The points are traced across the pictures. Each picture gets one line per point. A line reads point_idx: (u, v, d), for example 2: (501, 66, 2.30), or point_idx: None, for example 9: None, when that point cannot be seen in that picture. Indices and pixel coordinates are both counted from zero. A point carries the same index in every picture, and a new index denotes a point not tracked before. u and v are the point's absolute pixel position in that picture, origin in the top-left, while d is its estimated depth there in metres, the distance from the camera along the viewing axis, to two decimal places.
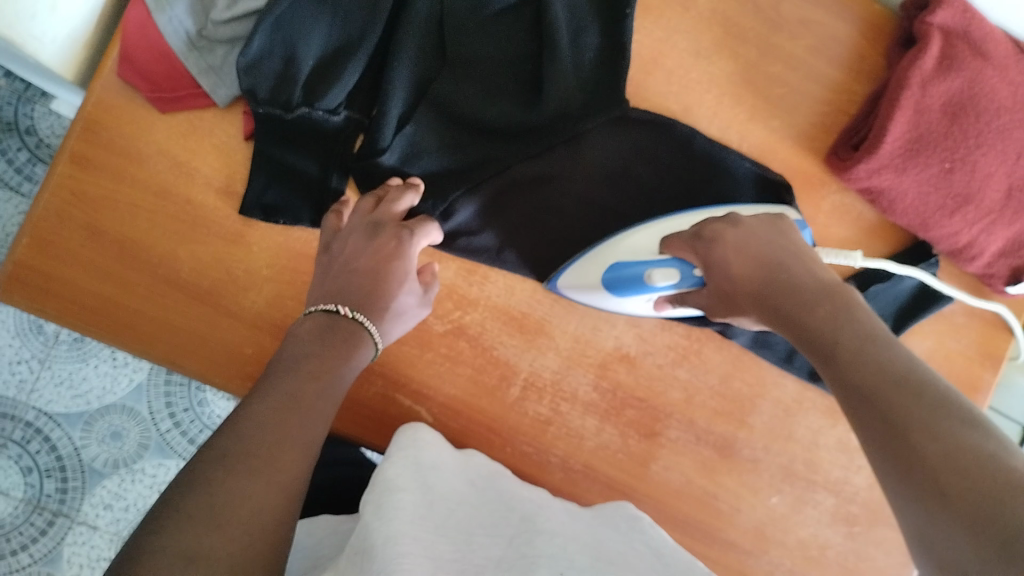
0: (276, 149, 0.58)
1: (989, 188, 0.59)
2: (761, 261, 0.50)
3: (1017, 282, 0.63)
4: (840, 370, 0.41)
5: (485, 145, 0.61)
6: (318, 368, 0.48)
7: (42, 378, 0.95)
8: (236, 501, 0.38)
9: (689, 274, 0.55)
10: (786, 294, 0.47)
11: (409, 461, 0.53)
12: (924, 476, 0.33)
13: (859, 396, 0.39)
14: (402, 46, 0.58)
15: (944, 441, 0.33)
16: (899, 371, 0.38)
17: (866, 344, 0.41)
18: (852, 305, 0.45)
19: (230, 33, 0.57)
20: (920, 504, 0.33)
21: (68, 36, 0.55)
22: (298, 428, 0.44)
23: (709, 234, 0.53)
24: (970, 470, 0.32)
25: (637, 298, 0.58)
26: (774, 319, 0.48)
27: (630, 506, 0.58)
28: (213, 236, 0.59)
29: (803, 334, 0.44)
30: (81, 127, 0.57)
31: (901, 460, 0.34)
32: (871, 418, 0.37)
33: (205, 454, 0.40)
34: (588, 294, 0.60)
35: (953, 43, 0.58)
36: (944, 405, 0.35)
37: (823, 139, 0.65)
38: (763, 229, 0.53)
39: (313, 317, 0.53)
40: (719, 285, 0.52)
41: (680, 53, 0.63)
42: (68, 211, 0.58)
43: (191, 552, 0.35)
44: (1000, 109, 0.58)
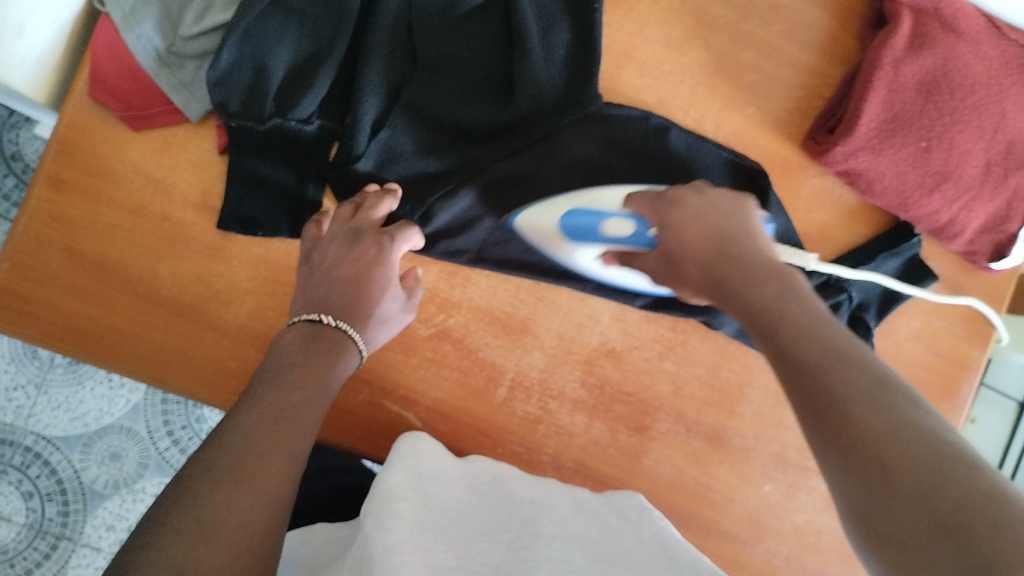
0: (251, 161, 0.58)
1: (967, 165, 0.59)
2: (712, 233, 0.50)
3: (1001, 259, 0.63)
4: (782, 344, 0.41)
5: (461, 146, 0.61)
6: (303, 378, 0.48)
7: (39, 403, 0.95)
8: (223, 515, 0.38)
9: (643, 233, 0.55)
10: (738, 267, 0.47)
11: (409, 470, 0.53)
12: (863, 445, 0.33)
13: (799, 368, 0.39)
14: (373, 52, 0.58)
15: (885, 413, 0.34)
16: (840, 348, 0.39)
17: (810, 323, 0.41)
18: (798, 287, 0.45)
19: (199, 48, 0.57)
20: (857, 475, 0.33)
21: (37, 59, 0.55)
22: (283, 437, 0.44)
23: (671, 196, 0.53)
24: (911, 441, 0.32)
25: (587, 248, 0.58)
26: (717, 293, 0.47)
27: (640, 496, 0.58)
28: (193, 252, 0.59)
29: (749, 309, 0.44)
30: (55, 149, 0.57)
31: (839, 432, 0.34)
32: (809, 390, 0.37)
33: (189, 469, 0.40)
34: (542, 236, 0.60)
35: (922, 21, 0.58)
36: (887, 382, 0.36)
37: (799, 125, 0.64)
38: (722, 198, 0.52)
39: (297, 327, 0.53)
40: (668, 246, 0.52)
41: (653, 46, 0.63)
42: (47, 234, 0.58)
43: (178, 567, 0.35)
44: (974, 85, 0.58)
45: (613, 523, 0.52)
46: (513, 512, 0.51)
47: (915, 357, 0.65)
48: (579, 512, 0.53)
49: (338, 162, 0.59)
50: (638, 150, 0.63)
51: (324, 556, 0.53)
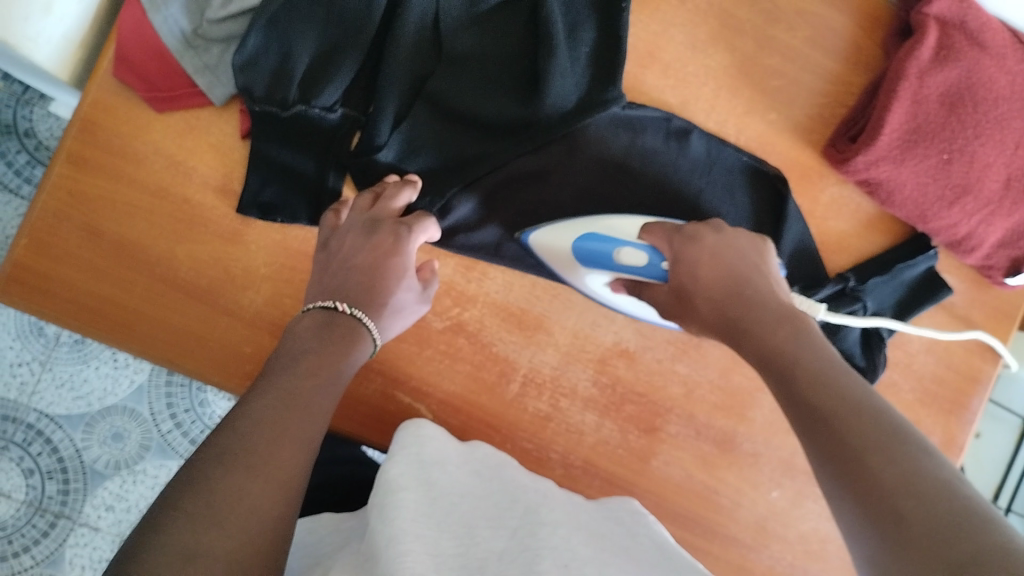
0: (273, 148, 0.58)
1: (987, 179, 0.59)
2: (727, 275, 0.50)
3: (1016, 274, 0.63)
4: (798, 391, 0.40)
5: (482, 141, 0.61)
6: (316, 364, 0.48)
7: (43, 380, 0.95)
8: (235, 500, 0.38)
9: (655, 266, 0.54)
10: (751, 307, 0.47)
11: (412, 459, 0.52)
12: (879, 497, 0.33)
13: (817, 417, 0.38)
14: (400, 42, 0.58)
15: (901, 465, 0.34)
16: (856, 397, 0.38)
17: (824, 369, 0.41)
18: (811, 331, 0.45)
19: (225, 32, 0.57)
20: (871, 526, 0.33)
21: (64, 36, 0.55)
22: (294, 424, 0.44)
23: (690, 231, 0.53)
24: (926, 495, 0.32)
25: (597, 272, 0.58)
26: (729, 332, 0.47)
27: (635, 502, 0.57)
28: (211, 235, 0.59)
29: (763, 355, 0.44)
30: (78, 127, 0.57)
31: (854, 481, 0.34)
32: (824, 439, 0.37)
33: (205, 451, 0.40)
34: (553, 258, 0.60)
35: (948, 33, 0.58)
36: (902, 433, 0.36)
37: (820, 131, 0.64)
38: (738, 239, 0.53)
39: (312, 314, 0.53)
40: (679, 278, 0.51)
41: (677, 46, 0.63)
42: (65, 212, 0.57)
43: (190, 552, 0.35)
44: (998, 99, 0.58)
45: (611, 524, 0.52)
46: (515, 500, 0.51)
47: (928, 369, 0.65)
48: (577, 509, 0.53)
49: (359, 151, 0.59)
50: (659, 151, 0.63)
51: (330, 546, 0.53)
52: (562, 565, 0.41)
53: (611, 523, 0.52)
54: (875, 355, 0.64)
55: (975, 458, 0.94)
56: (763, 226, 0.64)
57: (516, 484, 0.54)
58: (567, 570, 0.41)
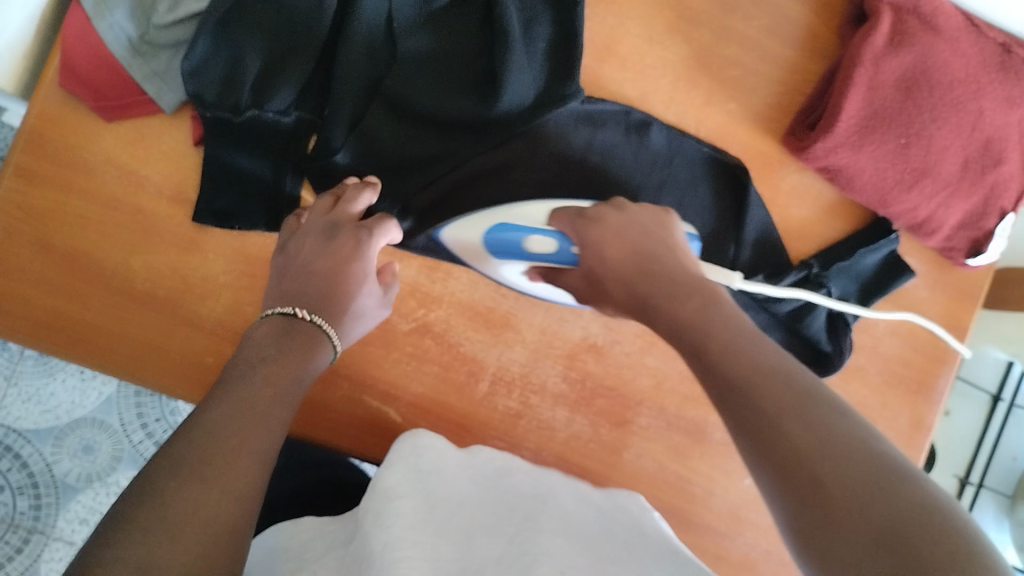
0: (226, 155, 0.57)
1: (944, 162, 0.60)
2: (634, 252, 0.50)
3: (977, 254, 0.64)
4: (709, 359, 0.40)
5: (441, 140, 0.60)
6: (274, 372, 0.47)
7: (9, 395, 0.93)
8: (191, 512, 0.37)
9: (565, 250, 0.55)
10: (659, 283, 0.47)
11: (410, 467, 0.53)
12: (795, 465, 0.33)
13: (727, 385, 0.38)
14: (352, 43, 0.57)
15: (816, 430, 0.34)
16: (767, 361, 0.38)
17: (735, 336, 0.41)
18: (719, 299, 0.45)
19: (173, 38, 0.56)
20: (791, 493, 0.33)
21: (8, 46, 0.54)
22: (251, 431, 0.43)
23: (591, 213, 0.53)
24: (844, 460, 0.32)
25: (510, 263, 0.58)
26: (642, 309, 0.47)
27: (641, 497, 0.58)
28: (168, 245, 0.58)
29: (673, 327, 0.44)
30: (25, 139, 0.56)
31: (770, 449, 0.34)
32: (739, 406, 0.37)
33: (160, 463, 0.39)
34: (466, 252, 0.59)
35: (903, 19, 0.58)
36: (814, 395, 0.36)
37: (780, 120, 0.64)
38: (647, 216, 0.53)
39: (270, 320, 0.52)
40: (591, 265, 0.52)
41: (634, 39, 0.63)
42: (17, 227, 0.56)
43: (143, 564, 0.34)
44: (953, 82, 0.58)
45: (618, 520, 0.52)
46: (515, 508, 0.50)
47: (893, 352, 0.66)
48: (580, 507, 0.53)
49: (317, 154, 0.58)
50: (619, 145, 0.63)
51: (309, 551, 0.52)
52: (558, 572, 0.41)
53: (614, 519, 0.52)
54: (840, 339, 0.64)
55: (945, 437, 0.96)
56: (726, 217, 0.65)
57: (515, 488, 0.53)
58: None
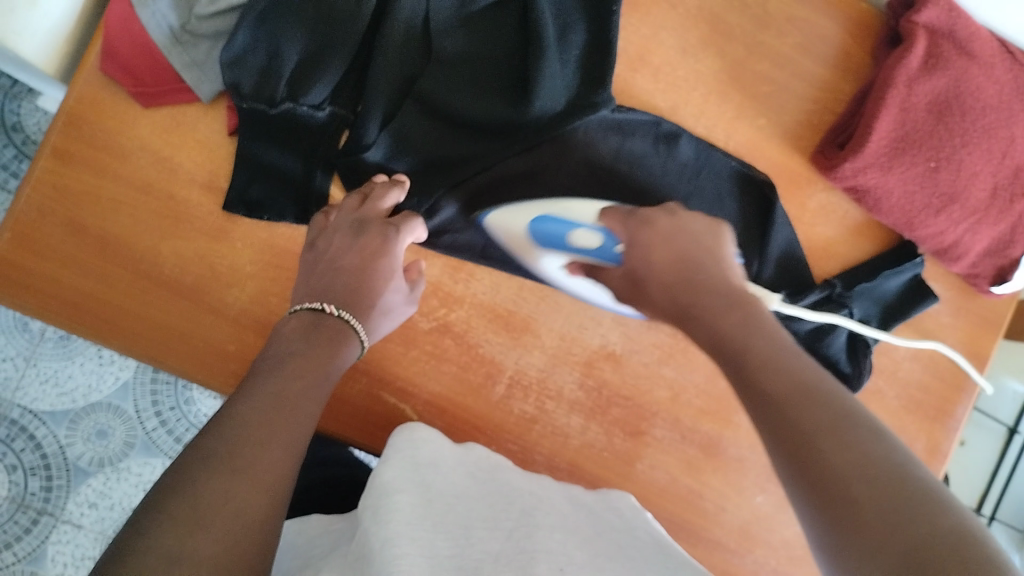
0: (259, 145, 0.58)
1: (974, 188, 0.59)
2: (680, 259, 0.50)
3: (1002, 283, 0.63)
4: (749, 374, 0.40)
5: (471, 142, 0.61)
6: (302, 366, 0.48)
7: (27, 376, 0.94)
8: (220, 502, 0.38)
9: (609, 247, 0.56)
10: (705, 293, 0.47)
11: (407, 462, 0.53)
12: (830, 482, 0.34)
13: (766, 400, 0.39)
14: (388, 41, 0.58)
15: (852, 450, 0.34)
16: (806, 379, 0.39)
17: (776, 353, 0.41)
18: (761, 315, 0.45)
19: (214, 28, 0.57)
20: (824, 514, 0.33)
21: (50, 29, 0.55)
22: (280, 426, 0.43)
23: (643, 215, 0.54)
24: (878, 479, 0.33)
25: (554, 254, 0.59)
26: (682, 318, 0.48)
27: (633, 497, 0.59)
28: (197, 232, 0.58)
29: (715, 341, 0.44)
30: (63, 121, 0.57)
31: (805, 464, 0.35)
32: (776, 424, 0.37)
33: (190, 452, 0.40)
34: (509, 239, 0.61)
35: (938, 42, 0.58)
36: (852, 414, 0.36)
37: (809, 137, 0.65)
38: (695, 221, 0.52)
39: (298, 316, 0.52)
40: (633, 265, 0.53)
41: (667, 51, 0.63)
42: (50, 207, 0.57)
43: (173, 554, 0.35)
44: (985, 108, 0.58)
45: (607, 519, 0.52)
46: (512, 503, 0.50)
47: (913, 376, 0.66)
48: (574, 508, 0.53)
49: (348, 149, 0.59)
50: (647, 154, 0.63)
51: (319, 547, 0.53)
52: (557, 569, 0.41)
53: (608, 520, 0.52)
54: (861, 361, 0.64)
55: (962, 467, 0.94)
56: (751, 231, 0.65)
57: (513, 488, 0.53)
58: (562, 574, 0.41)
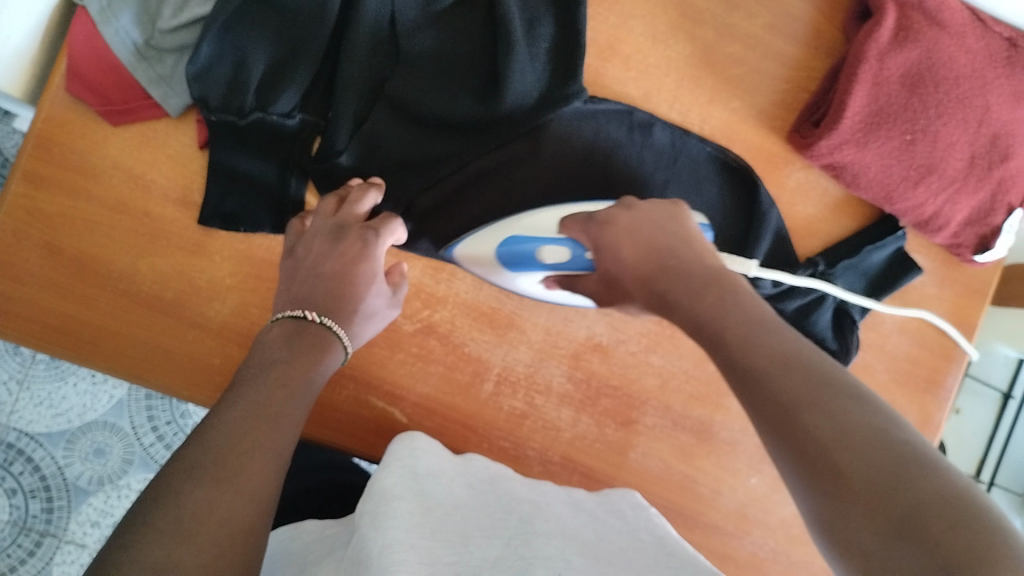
0: (231, 157, 0.57)
1: (951, 158, 0.59)
2: (648, 248, 0.49)
3: (985, 251, 0.63)
4: (728, 355, 0.40)
5: (446, 141, 0.61)
6: (285, 374, 0.48)
7: (21, 400, 0.94)
8: (206, 513, 0.38)
9: (580, 257, 0.55)
10: (678, 279, 0.46)
11: (406, 469, 0.53)
12: (817, 455, 0.33)
13: (748, 380, 0.38)
14: (355, 44, 0.57)
15: (836, 421, 0.34)
16: (785, 353, 0.38)
17: (753, 330, 0.40)
18: (741, 291, 0.44)
19: (178, 42, 0.56)
20: (813, 491, 0.33)
21: (14, 52, 0.54)
22: (264, 434, 0.43)
23: (602, 216, 0.52)
24: (865, 449, 0.32)
25: (527, 274, 0.57)
26: (661, 305, 0.46)
27: (638, 495, 0.59)
28: (174, 248, 0.58)
29: (695, 322, 0.43)
30: (32, 144, 0.56)
31: (792, 440, 0.34)
32: (760, 402, 0.37)
33: (174, 466, 0.39)
34: (478, 263, 0.59)
35: (907, 14, 0.58)
36: (833, 383, 0.36)
37: (784, 118, 0.64)
38: (656, 209, 0.52)
39: (281, 323, 0.52)
40: (609, 269, 0.51)
41: (638, 38, 0.63)
42: (25, 231, 0.57)
43: (160, 565, 0.34)
44: (958, 78, 0.58)
45: (611, 523, 0.52)
46: (511, 510, 0.50)
47: (901, 349, 0.66)
48: (575, 512, 0.53)
49: (320, 156, 0.59)
50: (622, 143, 0.63)
51: (313, 553, 0.53)
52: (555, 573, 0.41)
53: (609, 523, 0.52)
54: (847, 337, 0.64)
55: (956, 435, 0.95)
56: (735, 213, 0.65)
57: (513, 495, 0.53)
58: None
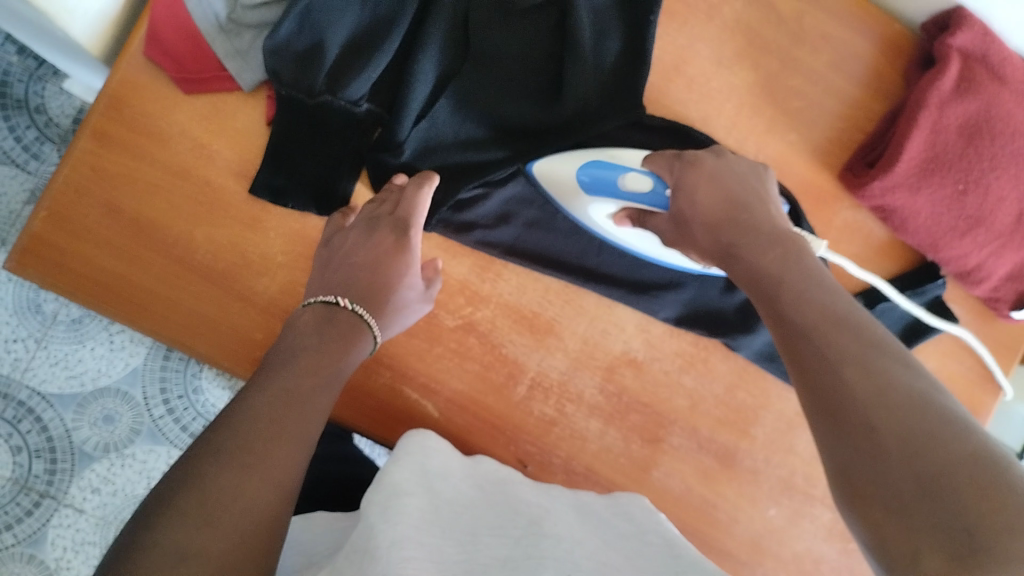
0: (290, 135, 0.58)
1: (1000, 212, 0.60)
2: (728, 201, 0.51)
3: (1022, 306, 0.64)
4: (782, 308, 0.42)
5: (501, 144, 0.61)
6: (313, 362, 0.48)
7: (37, 358, 0.91)
8: (229, 499, 0.38)
9: (659, 193, 0.57)
10: (745, 234, 0.48)
11: (415, 467, 0.53)
12: (850, 404, 0.35)
13: (798, 332, 0.40)
14: (430, 39, 0.58)
15: (873, 374, 0.35)
16: (837, 312, 0.40)
17: (810, 288, 0.43)
18: (802, 255, 0.46)
19: (259, 19, 0.57)
20: (842, 435, 0.35)
21: (99, 12, 0.55)
22: (292, 421, 0.43)
23: (691, 156, 0.55)
24: (896, 402, 0.34)
25: (602, 201, 0.59)
26: (728, 259, 0.49)
27: (644, 499, 0.59)
28: (230, 219, 0.59)
29: (752, 275, 0.46)
30: (105, 103, 0.57)
31: (827, 386, 0.37)
32: (807, 352, 0.39)
33: (201, 447, 0.39)
34: (557, 191, 0.60)
35: (970, 65, 0.59)
36: (880, 344, 0.38)
37: (838, 155, 0.65)
38: (733, 167, 0.54)
39: (312, 308, 0.53)
40: (681, 211, 0.53)
41: (703, 62, 0.64)
42: (88, 188, 0.58)
43: (182, 550, 0.35)
44: (1015, 134, 0.59)
45: (616, 525, 0.52)
46: (518, 513, 0.50)
47: None
48: (582, 517, 0.53)
49: (381, 144, 0.59)
50: None
51: (322, 549, 0.52)
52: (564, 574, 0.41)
53: (618, 527, 0.52)
54: None
55: None
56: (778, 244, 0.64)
57: (518, 500, 0.53)
58: None
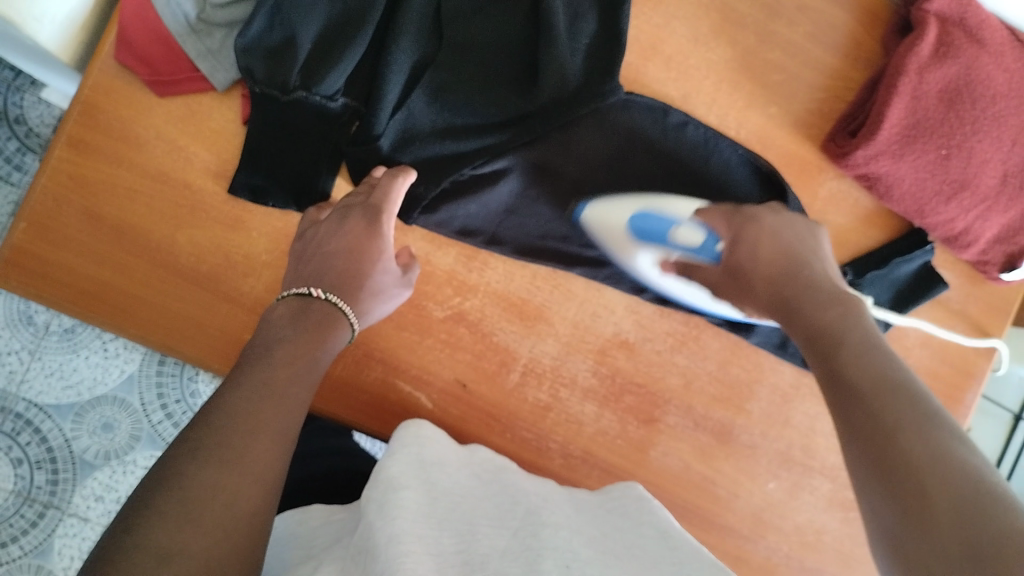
0: (267, 134, 0.57)
1: (984, 174, 0.60)
2: (784, 249, 0.52)
3: (1011, 270, 0.64)
4: (839, 367, 0.42)
5: (480, 133, 0.60)
6: (292, 352, 0.48)
7: (32, 369, 0.91)
8: (208, 497, 0.37)
9: (710, 247, 0.57)
10: (806, 287, 0.48)
11: (412, 458, 0.52)
12: (903, 470, 0.34)
13: (851, 391, 0.40)
14: (403, 30, 0.57)
15: (931, 446, 0.35)
16: (896, 378, 0.40)
17: (868, 350, 0.42)
18: (863, 315, 0.46)
19: (228, 17, 0.56)
20: (896, 498, 0.34)
21: (66, 18, 0.54)
22: (270, 415, 0.43)
23: (749, 212, 0.56)
24: (950, 474, 0.33)
25: (649, 252, 0.59)
26: (782, 311, 0.49)
27: (640, 486, 0.57)
28: (212, 221, 0.59)
29: (808, 330, 0.46)
30: (79, 110, 0.57)
31: (880, 452, 0.36)
32: (859, 411, 0.39)
33: (176, 448, 0.39)
34: (607, 235, 0.60)
35: (948, 30, 0.59)
36: (935, 416, 0.37)
37: (820, 126, 0.65)
38: (802, 229, 0.55)
39: (287, 301, 0.52)
40: (738, 261, 0.54)
41: (680, 40, 0.63)
42: (66, 197, 0.57)
43: (163, 551, 0.35)
44: (995, 96, 0.59)
45: (614, 522, 0.51)
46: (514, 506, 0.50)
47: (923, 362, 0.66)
48: (576, 512, 0.52)
49: (359, 138, 0.58)
50: (658, 139, 0.63)
51: (322, 539, 0.52)
52: (563, 565, 0.41)
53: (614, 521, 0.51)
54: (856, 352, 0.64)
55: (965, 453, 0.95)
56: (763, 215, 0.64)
57: (517, 492, 0.53)
58: (568, 570, 0.41)
